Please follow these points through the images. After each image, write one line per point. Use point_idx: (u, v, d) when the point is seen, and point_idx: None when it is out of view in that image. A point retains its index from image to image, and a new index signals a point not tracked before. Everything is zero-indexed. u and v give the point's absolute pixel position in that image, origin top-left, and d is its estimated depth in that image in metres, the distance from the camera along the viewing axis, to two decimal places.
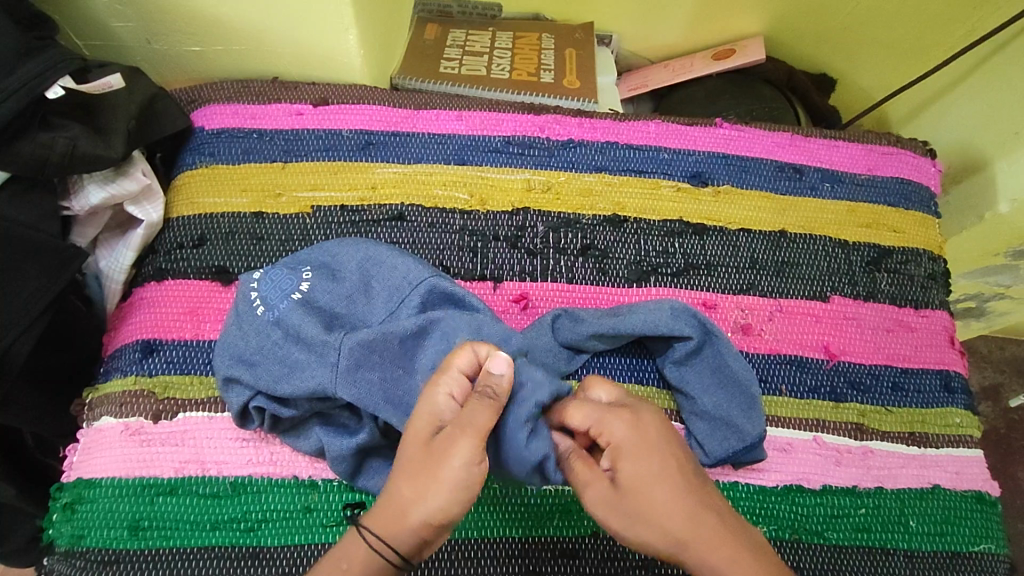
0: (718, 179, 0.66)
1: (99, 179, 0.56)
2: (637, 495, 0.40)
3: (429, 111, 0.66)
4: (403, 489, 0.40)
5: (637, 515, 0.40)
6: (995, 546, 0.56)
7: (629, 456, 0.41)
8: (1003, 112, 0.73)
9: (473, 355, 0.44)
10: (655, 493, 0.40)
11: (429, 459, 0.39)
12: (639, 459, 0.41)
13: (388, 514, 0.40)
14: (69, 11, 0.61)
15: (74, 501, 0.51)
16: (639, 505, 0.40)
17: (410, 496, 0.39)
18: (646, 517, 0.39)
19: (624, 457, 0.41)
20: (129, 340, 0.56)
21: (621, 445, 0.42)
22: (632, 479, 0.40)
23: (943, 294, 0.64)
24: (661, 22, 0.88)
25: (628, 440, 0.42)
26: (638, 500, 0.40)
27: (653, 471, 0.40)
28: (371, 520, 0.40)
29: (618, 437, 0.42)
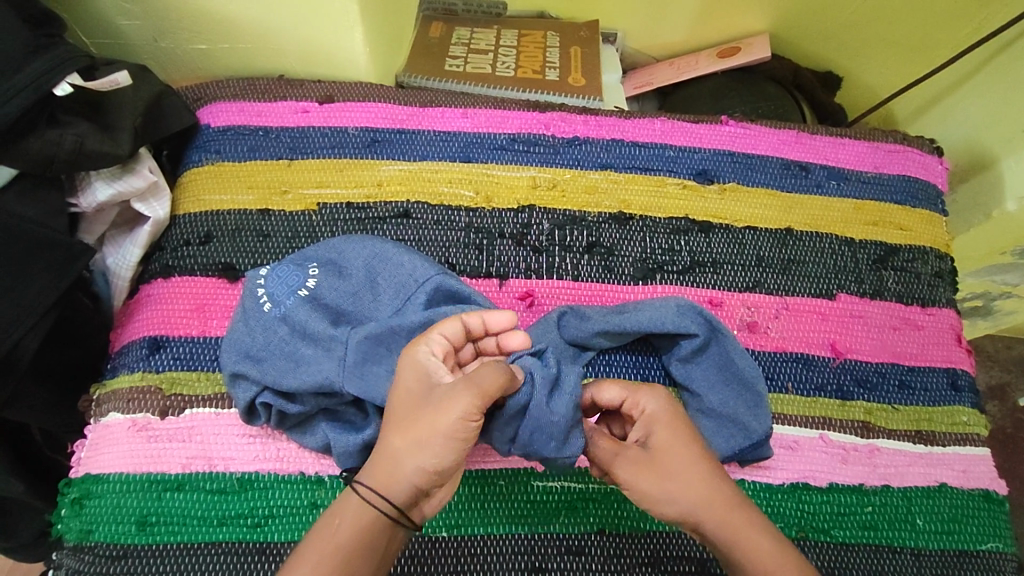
0: (724, 177, 0.65)
1: (106, 176, 0.56)
2: (667, 458, 0.44)
3: (434, 109, 0.66)
4: (395, 438, 0.41)
5: (670, 476, 0.44)
6: (1002, 544, 0.56)
7: (659, 427, 0.45)
8: (1011, 110, 0.72)
9: (461, 325, 0.46)
10: (686, 460, 0.44)
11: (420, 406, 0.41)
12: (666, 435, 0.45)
13: (379, 463, 0.41)
14: (76, 8, 0.61)
15: (82, 496, 0.51)
16: (672, 467, 0.44)
17: (399, 442, 0.41)
18: (677, 477, 0.44)
19: (656, 428, 0.45)
20: (136, 336, 0.56)
21: (653, 418, 0.46)
22: (664, 447, 0.45)
23: (950, 292, 0.64)
24: (666, 20, 0.88)
25: (660, 409, 0.46)
26: (672, 467, 0.44)
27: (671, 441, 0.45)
28: (365, 473, 0.41)
29: (651, 410, 0.46)
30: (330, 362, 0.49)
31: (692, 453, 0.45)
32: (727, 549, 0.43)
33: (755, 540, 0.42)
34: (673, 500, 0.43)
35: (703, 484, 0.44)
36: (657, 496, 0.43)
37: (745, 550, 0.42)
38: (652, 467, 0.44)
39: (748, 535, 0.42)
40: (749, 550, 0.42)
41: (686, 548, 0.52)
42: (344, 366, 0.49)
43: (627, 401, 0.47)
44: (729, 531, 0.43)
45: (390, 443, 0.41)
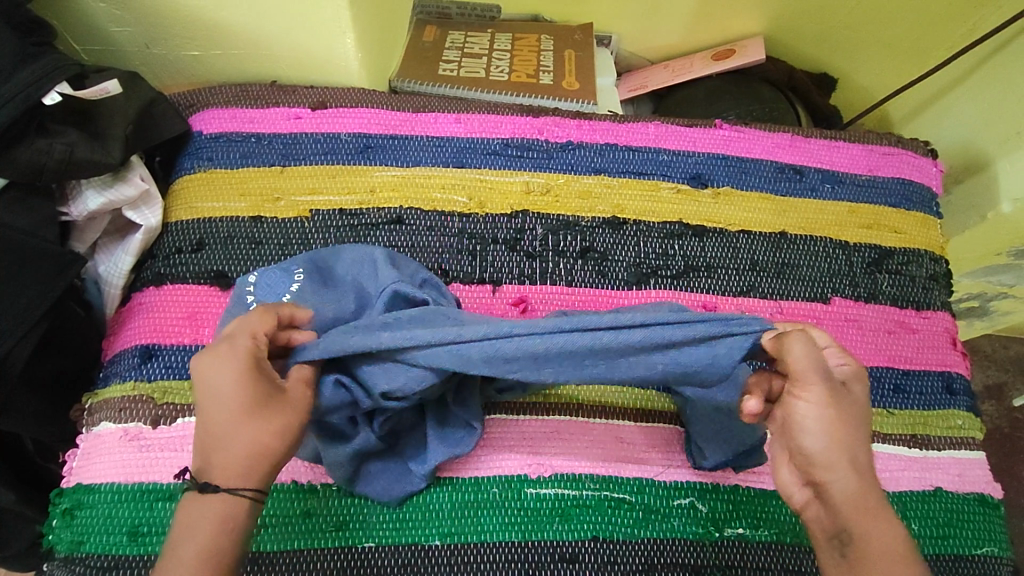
0: (718, 181, 0.65)
1: (97, 184, 0.56)
2: (860, 416, 0.40)
3: (427, 114, 0.66)
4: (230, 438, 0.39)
5: (853, 429, 0.39)
6: (998, 549, 0.56)
7: (858, 385, 0.42)
8: (1006, 111, 0.72)
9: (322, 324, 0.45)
10: (868, 425, 0.40)
11: (273, 408, 0.40)
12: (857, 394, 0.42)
13: (248, 465, 0.39)
14: (66, 16, 0.61)
15: (73, 507, 0.51)
16: (848, 416, 0.40)
17: (259, 441, 0.39)
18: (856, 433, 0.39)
19: (852, 383, 0.42)
20: (128, 345, 0.56)
21: (853, 375, 0.42)
22: (861, 402, 0.41)
23: (945, 295, 0.64)
24: (660, 23, 0.88)
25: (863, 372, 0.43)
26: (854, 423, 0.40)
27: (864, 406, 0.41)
28: (229, 480, 0.38)
29: (852, 370, 0.43)
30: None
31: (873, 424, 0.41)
32: (847, 518, 0.38)
33: (880, 531, 0.37)
34: (832, 447, 0.39)
35: (866, 452, 0.39)
36: (826, 431, 0.39)
37: (863, 532, 0.37)
38: (842, 407, 0.40)
39: (876, 520, 0.38)
40: (874, 532, 0.37)
41: (680, 554, 0.52)
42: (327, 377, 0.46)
43: (829, 351, 0.44)
44: (862, 500, 0.38)
45: (253, 444, 0.39)
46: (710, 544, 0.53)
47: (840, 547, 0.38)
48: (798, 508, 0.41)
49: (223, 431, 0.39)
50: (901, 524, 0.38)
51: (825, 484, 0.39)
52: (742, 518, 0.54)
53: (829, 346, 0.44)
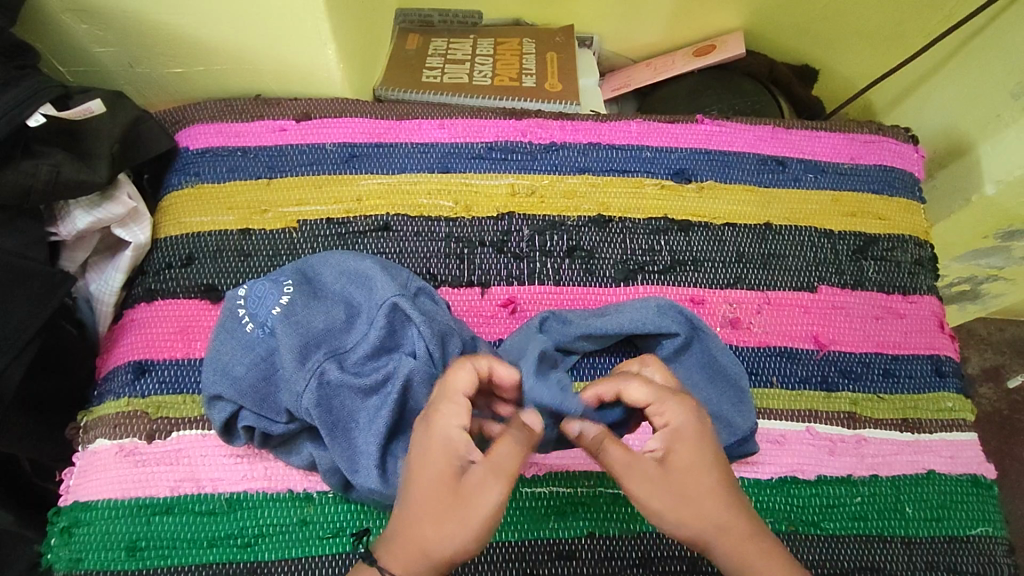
0: (702, 175, 0.66)
1: (85, 204, 0.57)
2: (693, 483, 0.39)
3: (411, 121, 0.67)
4: (427, 526, 0.37)
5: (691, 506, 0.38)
6: (992, 529, 0.56)
7: (678, 446, 0.40)
8: (987, 94, 0.73)
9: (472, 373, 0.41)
10: (708, 479, 0.39)
11: (454, 503, 0.37)
12: (691, 443, 0.40)
13: (415, 562, 0.37)
14: (49, 38, 0.62)
15: (71, 525, 0.51)
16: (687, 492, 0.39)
17: (435, 540, 0.37)
18: (690, 497, 0.38)
19: (684, 446, 0.40)
20: (121, 361, 0.57)
21: (676, 436, 0.40)
22: (679, 473, 0.39)
23: (931, 279, 0.65)
24: (641, 22, 0.88)
25: (687, 426, 0.40)
26: (688, 476, 0.39)
27: (704, 455, 0.40)
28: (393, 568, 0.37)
29: (679, 423, 0.40)
30: (300, 394, 0.48)
31: (716, 477, 0.39)
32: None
33: None
34: (688, 532, 0.38)
35: (721, 511, 0.39)
36: (675, 524, 0.38)
37: None
38: (668, 490, 0.38)
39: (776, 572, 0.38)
40: None
41: (676, 547, 0.52)
42: (308, 388, 0.48)
43: (654, 403, 0.42)
44: (744, 567, 0.38)
45: (423, 536, 0.37)
46: None
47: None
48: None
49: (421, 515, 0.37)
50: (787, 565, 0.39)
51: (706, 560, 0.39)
52: None
53: (650, 399, 0.41)
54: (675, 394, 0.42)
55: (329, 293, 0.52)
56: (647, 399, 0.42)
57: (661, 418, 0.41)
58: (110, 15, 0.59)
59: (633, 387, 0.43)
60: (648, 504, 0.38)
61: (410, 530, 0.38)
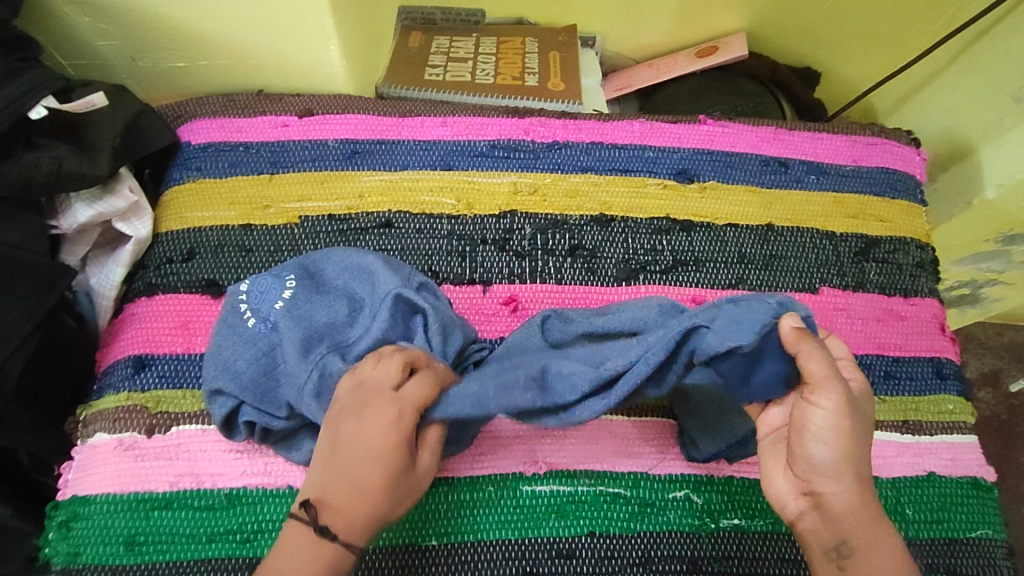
0: (704, 175, 0.66)
1: (87, 197, 0.57)
2: (865, 425, 0.45)
3: (414, 118, 0.66)
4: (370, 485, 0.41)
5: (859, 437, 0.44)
6: (992, 531, 0.56)
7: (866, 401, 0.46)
8: (988, 97, 0.73)
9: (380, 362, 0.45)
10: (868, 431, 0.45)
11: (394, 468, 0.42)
12: (867, 403, 0.46)
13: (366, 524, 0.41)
14: (52, 31, 0.62)
15: (69, 519, 0.51)
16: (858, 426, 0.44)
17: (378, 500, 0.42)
18: (860, 432, 0.44)
19: (862, 400, 0.46)
20: (121, 355, 0.56)
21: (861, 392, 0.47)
22: (865, 414, 0.45)
23: (932, 282, 0.65)
24: (644, 23, 0.89)
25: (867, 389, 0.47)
26: (862, 418, 0.45)
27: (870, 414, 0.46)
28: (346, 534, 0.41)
29: (858, 383, 0.47)
30: (302, 388, 0.48)
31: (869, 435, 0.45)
32: (845, 529, 0.43)
33: (871, 538, 0.43)
34: (836, 453, 0.43)
35: (865, 456, 0.44)
36: (833, 440, 0.43)
37: (858, 538, 0.43)
38: (856, 420, 0.44)
39: (867, 529, 0.43)
40: (864, 540, 0.43)
41: (676, 547, 0.52)
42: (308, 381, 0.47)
43: (841, 363, 0.48)
44: (856, 512, 0.43)
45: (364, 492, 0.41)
46: (707, 536, 0.53)
47: (838, 559, 0.43)
48: (792, 516, 0.46)
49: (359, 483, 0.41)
50: (890, 531, 0.44)
51: (824, 490, 0.44)
52: (737, 508, 0.54)
53: (842, 358, 0.48)
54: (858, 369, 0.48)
55: (332, 288, 0.52)
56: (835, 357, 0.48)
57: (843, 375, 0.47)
58: (114, 9, 0.59)
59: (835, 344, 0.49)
60: (840, 416, 0.43)
61: (348, 483, 0.41)
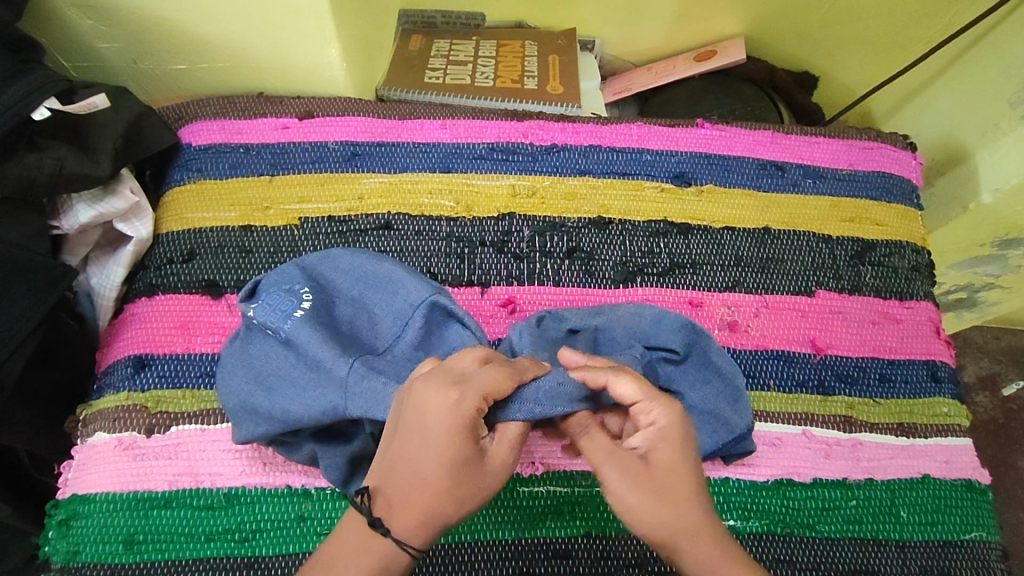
0: (701, 179, 0.66)
1: (88, 197, 0.57)
2: (663, 483, 0.41)
3: (413, 121, 0.67)
4: (432, 486, 0.39)
5: (658, 493, 0.41)
6: (986, 534, 0.56)
7: (663, 444, 0.42)
8: (985, 102, 0.73)
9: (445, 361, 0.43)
10: (676, 475, 0.41)
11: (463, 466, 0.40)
12: (667, 444, 0.42)
13: (427, 522, 0.39)
14: (54, 33, 0.62)
15: (68, 517, 0.52)
16: (660, 490, 0.41)
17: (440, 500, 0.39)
18: (657, 490, 0.41)
19: (658, 445, 0.42)
20: (121, 355, 0.57)
21: (661, 434, 0.42)
22: (662, 467, 0.41)
23: (928, 285, 0.65)
24: (644, 27, 0.89)
25: (672, 429, 0.42)
26: (653, 471, 0.41)
27: (671, 457, 0.42)
28: (405, 532, 0.39)
29: (660, 426, 0.42)
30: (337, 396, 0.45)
31: (691, 481, 0.42)
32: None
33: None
34: (665, 521, 0.40)
35: (693, 512, 0.41)
36: (651, 513, 0.40)
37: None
38: (649, 488, 0.41)
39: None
40: None
41: None
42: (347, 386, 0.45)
43: (637, 405, 0.42)
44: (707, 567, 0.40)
45: (429, 492, 0.39)
46: None
47: None
48: None
49: (417, 478, 0.39)
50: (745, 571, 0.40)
51: (670, 556, 0.41)
52: (732, 510, 0.54)
53: (636, 399, 0.42)
54: (655, 399, 0.42)
55: (349, 301, 0.52)
56: (630, 401, 0.42)
57: (642, 418, 0.42)
58: (116, 11, 0.60)
59: (621, 381, 0.43)
60: (623, 490, 0.41)
61: (409, 476, 0.39)
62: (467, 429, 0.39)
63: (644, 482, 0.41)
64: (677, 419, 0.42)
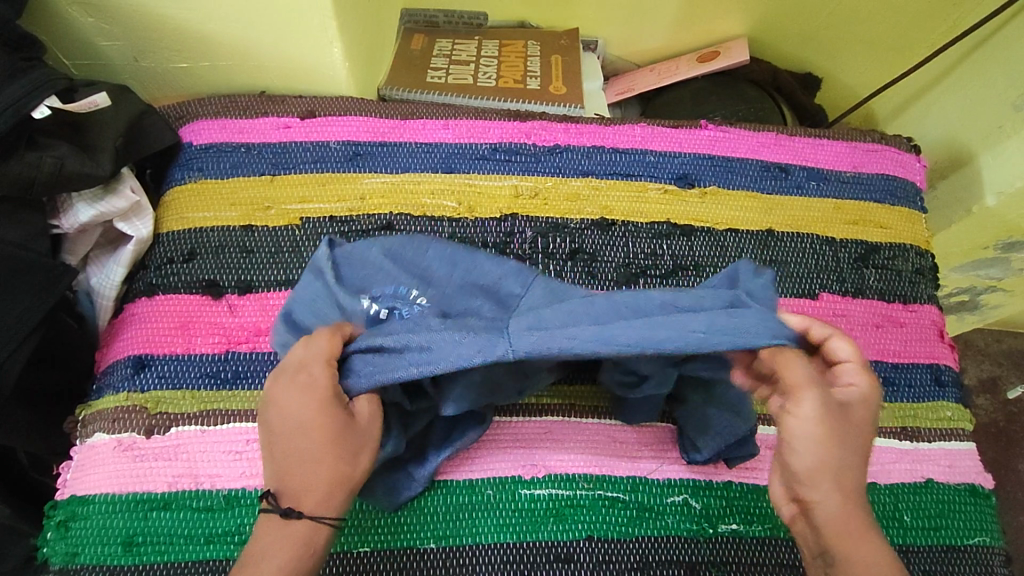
0: (704, 180, 0.66)
1: (88, 197, 0.57)
2: (854, 436, 0.39)
3: (416, 121, 0.67)
4: (313, 460, 0.39)
5: (840, 446, 0.38)
6: (990, 538, 0.56)
7: (863, 408, 0.41)
8: (988, 105, 0.73)
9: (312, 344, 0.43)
10: (863, 442, 0.39)
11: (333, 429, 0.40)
12: (863, 411, 0.40)
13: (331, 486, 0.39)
14: (55, 31, 0.62)
15: (67, 519, 0.51)
16: (846, 441, 0.38)
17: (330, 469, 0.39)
18: (843, 441, 0.38)
19: (858, 407, 0.41)
20: (121, 356, 0.56)
21: (862, 398, 0.41)
22: (858, 424, 0.40)
23: (932, 289, 0.65)
24: (647, 27, 0.89)
25: (873, 397, 0.41)
26: (848, 421, 0.39)
27: (866, 427, 0.40)
28: (313, 508, 0.38)
29: (862, 390, 0.41)
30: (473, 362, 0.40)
31: (868, 450, 0.40)
32: (827, 541, 0.38)
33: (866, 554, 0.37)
34: (825, 463, 0.38)
35: (857, 474, 0.38)
36: (821, 451, 0.38)
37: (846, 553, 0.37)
38: (840, 430, 0.38)
39: (862, 543, 0.37)
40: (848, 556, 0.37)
41: (675, 552, 0.52)
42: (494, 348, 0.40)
43: (846, 367, 0.42)
44: (844, 526, 0.38)
45: (317, 461, 0.39)
46: (704, 540, 0.53)
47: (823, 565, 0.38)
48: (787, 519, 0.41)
49: (300, 457, 0.39)
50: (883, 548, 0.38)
51: (809, 500, 0.38)
52: (734, 514, 0.54)
53: (848, 360, 0.42)
54: (865, 369, 0.42)
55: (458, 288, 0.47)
56: (844, 360, 0.42)
57: (846, 377, 0.42)
58: (117, 9, 0.59)
59: (839, 342, 0.43)
60: (812, 421, 0.38)
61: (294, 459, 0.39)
62: (327, 399, 0.40)
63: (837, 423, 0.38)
64: (877, 393, 0.42)
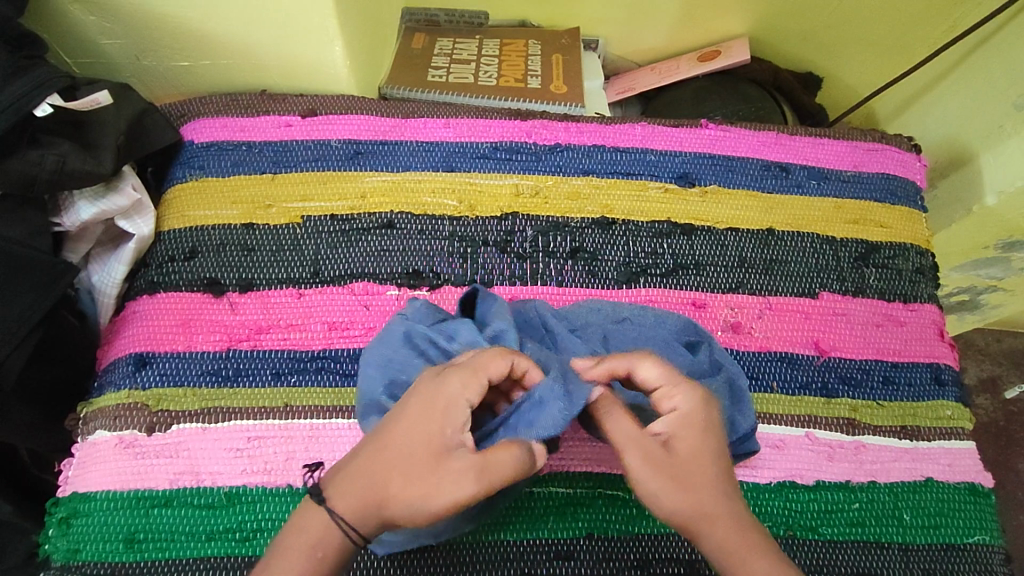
0: (705, 179, 0.66)
1: (90, 195, 0.57)
2: (685, 470, 0.40)
3: (417, 119, 0.67)
4: (400, 469, 0.37)
5: (690, 483, 0.39)
6: (990, 537, 0.56)
7: (683, 432, 0.41)
8: (989, 104, 0.73)
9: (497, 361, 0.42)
10: (708, 472, 0.40)
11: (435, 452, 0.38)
12: (692, 432, 0.41)
13: (369, 502, 0.37)
14: (57, 29, 0.62)
15: (69, 516, 0.51)
16: (688, 475, 0.40)
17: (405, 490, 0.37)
18: (688, 480, 0.39)
19: (678, 435, 0.41)
20: (122, 353, 0.56)
21: (682, 421, 0.41)
22: (682, 457, 0.40)
23: (932, 288, 0.65)
24: (648, 26, 0.89)
25: (696, 416, 0.42)
26: (669, 455, 0.40)
27: (704, 452, 0.41)
28: (342, 508, 0.37)
29: (682, 412, 0.42)
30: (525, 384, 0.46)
31: (713, 475, 0.40)
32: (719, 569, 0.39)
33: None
34: (685, 504, 0.39)
35: (720, 503, 0.39)
36: (674, 491, 0.39)
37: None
38: (665, 470, 0.40)
39: (753, 568, 0.38)
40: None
41: (675, 549, 0.52)
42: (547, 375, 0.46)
43: (663, 390, 0.42)
44: (730, 553, 0.38)
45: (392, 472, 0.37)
46: None
47: None
48: None
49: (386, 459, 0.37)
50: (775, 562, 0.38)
51: (697, 538, 0.39)
52: None
53: (661, 383, 0.42)
54: (682, 385, 0.42)
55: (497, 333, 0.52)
56: (654, 385, 0.42)
57: (667, 404, 0.42)
58: (118, 8, 0.59)
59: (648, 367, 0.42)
60: (653, 465, 0.40)
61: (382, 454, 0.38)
62: (445, 419, 0.39)
63: (662, 467, 0.40)
64: (699, 408, 0.42)
